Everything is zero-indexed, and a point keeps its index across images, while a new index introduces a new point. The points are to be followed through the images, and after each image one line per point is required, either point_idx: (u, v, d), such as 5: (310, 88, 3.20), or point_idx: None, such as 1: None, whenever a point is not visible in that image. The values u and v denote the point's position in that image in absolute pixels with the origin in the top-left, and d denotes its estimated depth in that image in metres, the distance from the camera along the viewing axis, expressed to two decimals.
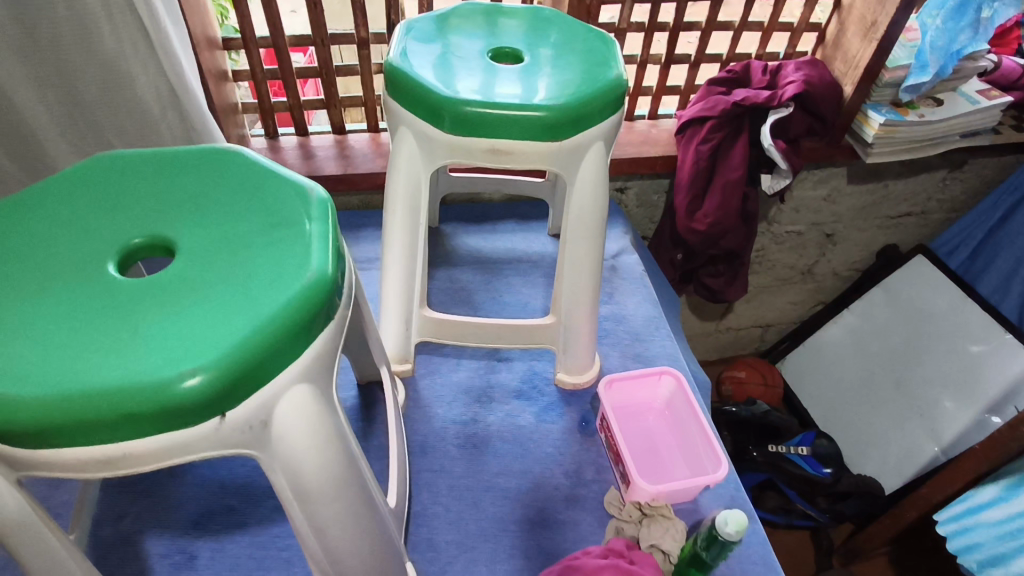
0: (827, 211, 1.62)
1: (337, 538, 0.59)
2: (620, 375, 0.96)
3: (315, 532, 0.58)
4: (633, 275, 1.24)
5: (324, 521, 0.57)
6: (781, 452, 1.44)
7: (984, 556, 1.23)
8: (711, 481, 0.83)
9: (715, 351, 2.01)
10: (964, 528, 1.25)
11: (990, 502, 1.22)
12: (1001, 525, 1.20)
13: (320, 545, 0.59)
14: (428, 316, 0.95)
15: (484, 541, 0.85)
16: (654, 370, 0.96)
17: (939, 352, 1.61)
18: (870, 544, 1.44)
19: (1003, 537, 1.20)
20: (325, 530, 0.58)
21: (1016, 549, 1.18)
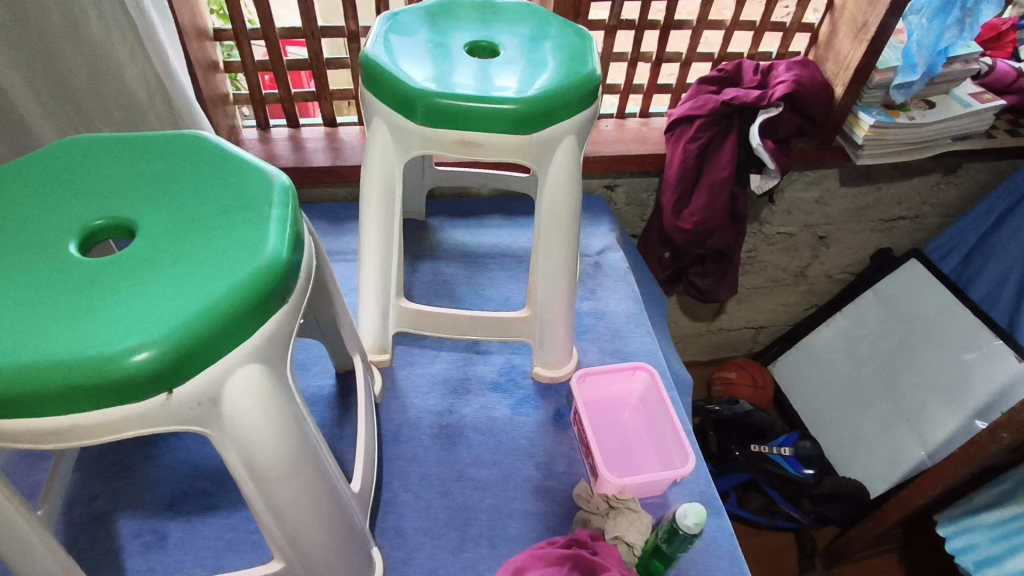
0: (819, 213, 1.62)
1: (294, 516, 0.60)
2: (594, 369, 0.96)
3: (271, 510, 0.59)
4: (617, 272, 1.24)
5: (279, 500, 0.58)
6: (763, 452, 1.44)
7: (977, 558, 1.20)
8: (677, 476, 0.84)
9: (707, 352, 2.01)
10: (962, 530, 1.25)
11: (988, 506, 1.22)
12: (997, 528, 1.19)
13: (277, 523, 0.60)
14: (405, 307, 0.96)
15: (452, 530, 0.86)
16: (628, 365, 0.96)
17: (930, 357, 1.59)
18: (852, 547, 1.44)
19: (997, 538, 1.19)
20: (281, 508, 0.59)
21: (1007, 551, 1.16)
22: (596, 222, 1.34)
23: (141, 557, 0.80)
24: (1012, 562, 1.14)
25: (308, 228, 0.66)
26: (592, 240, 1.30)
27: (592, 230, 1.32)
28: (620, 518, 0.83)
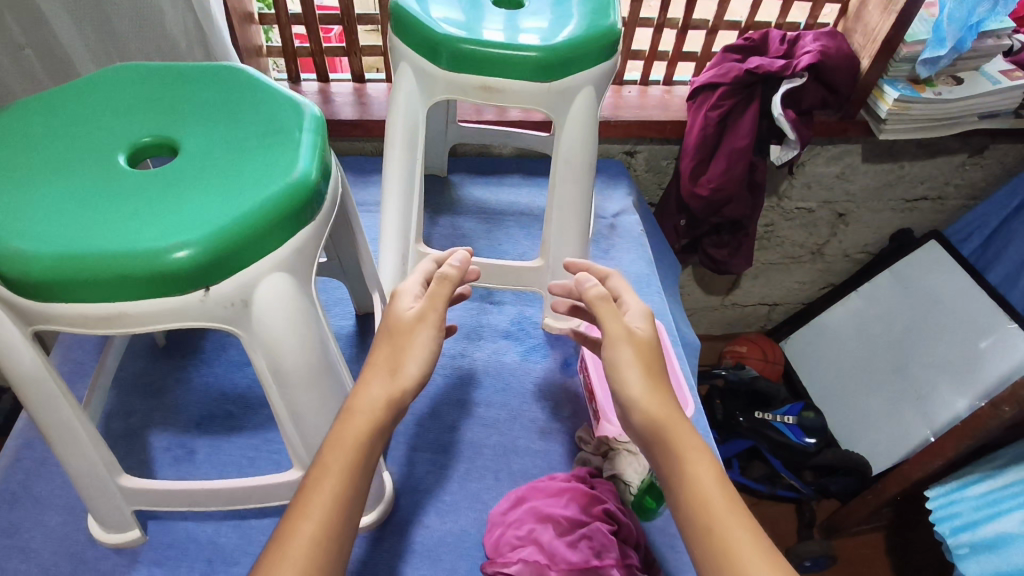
0: (840, 189, 1.61)
1: (313, 424, 0.65)
2: None
3: (293, 414, 0.64)
4: (631, 234, 1.27)
5: (300, 407, 0.63)
6: (766, 419, 1.46)
7: (958, 523, 1.16)
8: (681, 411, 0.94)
9: (719, 327, 2.03)
10: (946, 501, 1.20)
11: (974, 479, 1.18)
12: (985, 497, 1.15)
13: (297, 429, 0.65)
14: (423, 253, 1.01)
15: (459, 462, 0.91)
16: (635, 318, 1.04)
17: (943, 339, 1.60)
18: (851, 518, 1.47)
19: (979, 508, 1.15)
20: (303, 414, 0.64)
21: (990, 518, 1.12)
22: (614, 186, 1.36)
23: (171, 468, 0.87)
24: (991, 528, 1.10)
25: (338, 168, 0.71)
26: (608, 203, 1.32)
27: (609, 193, 1.34)
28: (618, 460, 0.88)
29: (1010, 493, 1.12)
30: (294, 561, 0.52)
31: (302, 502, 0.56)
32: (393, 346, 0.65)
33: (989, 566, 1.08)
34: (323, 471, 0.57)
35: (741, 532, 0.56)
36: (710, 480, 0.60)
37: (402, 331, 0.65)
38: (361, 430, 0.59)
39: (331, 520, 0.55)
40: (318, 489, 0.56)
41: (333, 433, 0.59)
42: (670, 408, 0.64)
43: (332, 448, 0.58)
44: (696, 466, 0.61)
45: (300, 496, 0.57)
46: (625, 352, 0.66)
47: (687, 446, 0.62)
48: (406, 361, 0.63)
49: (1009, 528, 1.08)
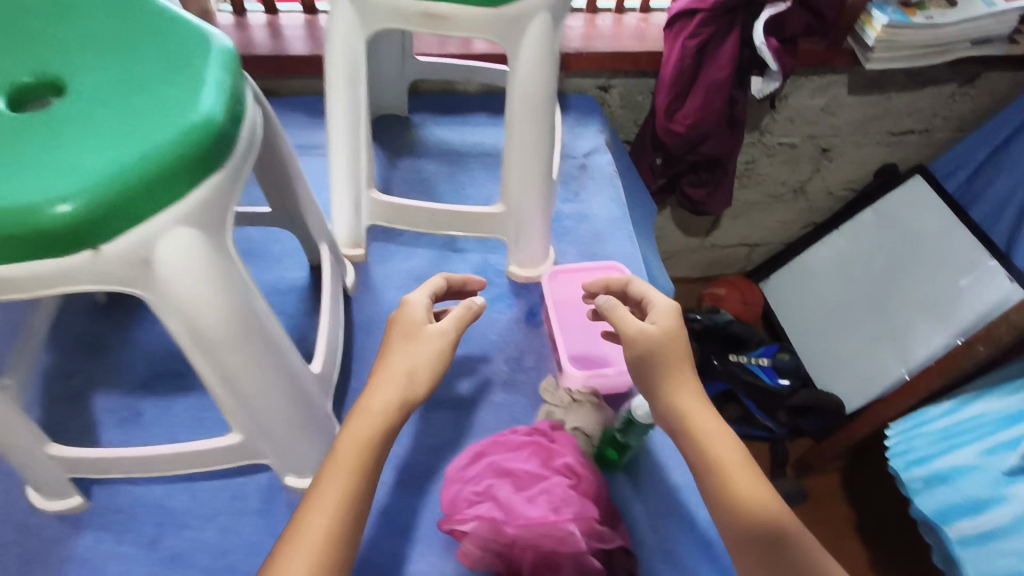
0: (824, 123, 1.54)
1: (245, 384, 0.62)
2: (567, 267, 0.96)
3: (221, 377, 0.60)
4: (603, 175, 1.20)
5: (229, 369, 0.59)
6: (741, 362, 1.44)
7: (916, 459, 1.15)
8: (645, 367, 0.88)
9: (700, 268, 1.99)
10: (907, 435, 1.19)
11: (934, 414, 1.17)
12: (944, 433, 1.13)
13: (229, 390, 0.62)
14: (377, 199, 0.94)
15: (417, 417, 0.88)
16: (603, 264, 0.97)
17: (923, 277, 1.57)
18: (822, 457, 1.49)
19: (938, 440, 1.14)
20: (232, 375, 0.60)
21: (946, 451, 1.11)
22: (586, 123, 1.28)
23: (116, 430, 0.83)
24: (945, 461, 1.10)
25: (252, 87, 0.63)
26: (579, 141, 1.24)
27: (580, 130, 1.26)
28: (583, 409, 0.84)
29: (968, 428, 1.10)
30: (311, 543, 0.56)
31: (317, 492, 0.59)
32: (405, 347, 0.70)
33: (943, 499, 1.07)
34: (337, 462, 0.61)
35: (753, 491, 0.63)
36: (724, 450, 0.66)
37: (418, 337, 0.71)
38: (372, 426, 0.63)
39: (345, 506, 0.59)
40: (332, 479, 0.60)
41: (348, 427, 0.63)
42: (684, 393, 0.69)
43: (346, 442, 0.62)
44: (711, 439, 0.66)
45: (315, 487, 0.60)
46: (649, 351, 0.70)
47: (699, 423, 0.67)
48: (417, 362, 0.68)
49: (964, 460, 1.07)
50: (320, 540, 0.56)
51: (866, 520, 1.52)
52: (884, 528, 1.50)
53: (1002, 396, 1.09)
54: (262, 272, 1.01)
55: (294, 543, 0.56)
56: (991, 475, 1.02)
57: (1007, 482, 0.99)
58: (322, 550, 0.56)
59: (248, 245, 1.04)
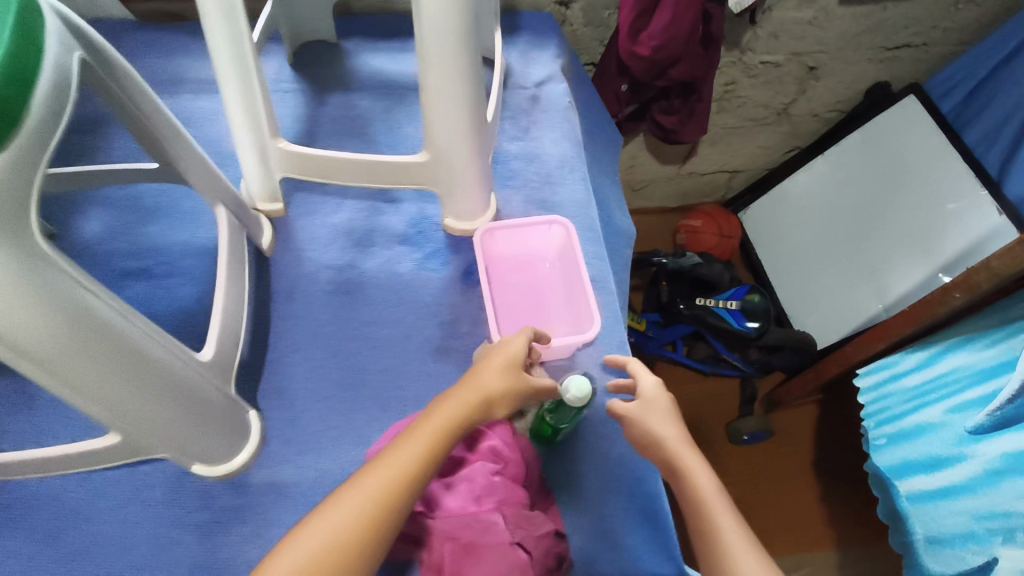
0: (811, 38, 1.38)
1: (102, 391, 0.55)
2: (502, 224, 0.86)
3: (68, 387, 0.53)
4: (556, 107, 1.06)
5: (73, 377, 0.53)
6: (707, 306, 1.36)
7: (886, 414, 1.13)
8: (581, 340, 0.80)
9: (677, 198, 1.88)
10: (880, 392, 1.16)
11: (908, 371, 1.11)
12: (913, 387, 1.09)
13: (87, 399, 0.55)
14: (286, 150, 0.82)
15: (340, 392, 0.81)
16: (541, 220, 0.86)
17: (908, 208, 1.47)
18: (792, 396, 1.43)
19: (908, 398, 1.10)
20: (77, 381, 0.53)
21: (914, 408, 1.08)
22: (540, 46, 1.12)
23: (8, 417, 0.77)
24: (916, 418, 1.07)
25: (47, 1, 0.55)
26: (531, 68, 1.10)
27: (533, 56, 1.11)
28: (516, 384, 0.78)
29: (937, 383, 1.05)
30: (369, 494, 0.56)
31: (389, 452, 0.60)
32: (497, 370, 0.69)
33: (902, 456, 1.08)
34: (422, 428, 0.62)
35: (724, 519, 0.61)
36: (698, 474, 0.65)
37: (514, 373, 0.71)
38: (459, 417, 0.64)
39: (414, 469, 0.59)
40: (409, 441, 0.61)
41: (437, 408, 0.65)
42: (667, 427, 0.69)
43: (434, 419, 0.63)
44: (688, 462, 0.66)
45: (390, 447, 0.61)
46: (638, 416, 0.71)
47: (679, 447, 0.67)
48: (504, 399, 0.69)
49: (929, 417, 1.04)
50: (377, 499, 0.56)
51: (828, 456, 1.51)
52: (844, 463, 1.50)
53: (973, 347, 1.01)
54: (170, 235, 0.89)
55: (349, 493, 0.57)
56: (955, 433, 0.99)
57: (969, 442, 0.97)
58: (377, 505, 0.56)
59: (154, 202, 0.91)
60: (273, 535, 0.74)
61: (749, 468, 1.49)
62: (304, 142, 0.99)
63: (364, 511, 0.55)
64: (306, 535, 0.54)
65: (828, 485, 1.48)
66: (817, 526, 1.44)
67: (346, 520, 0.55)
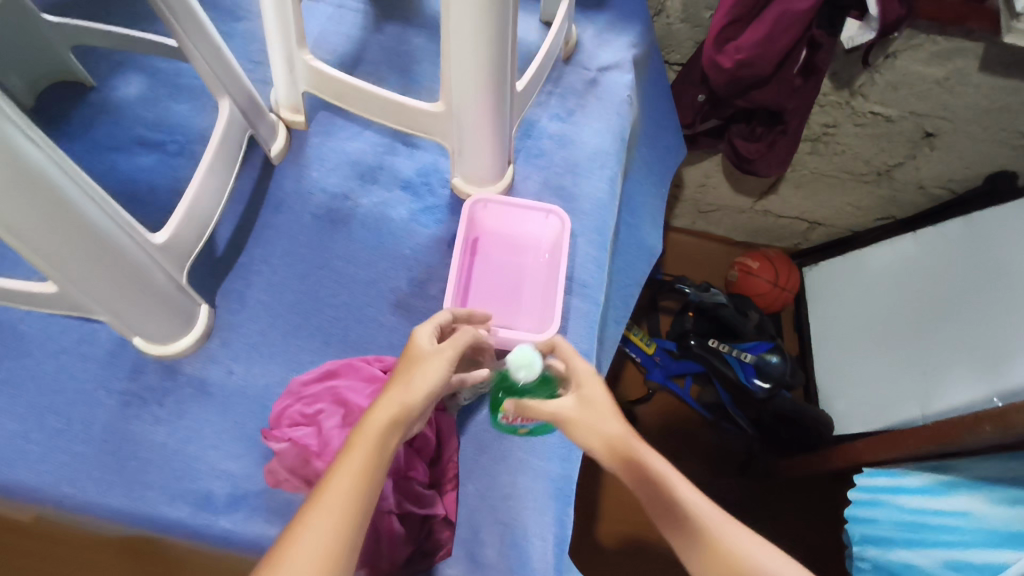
0: (937, 100, 1.21)
1: (39, 240, 0.56)
2: (498, 198, 0.85)
3: (9, 233, 0.54)
4: (611, 97, 0.99)
5: (9, 218, 0.53)
6: (719, 350, 1.27)
7: (874, 535, 0.95)
8: (531, 338, 0.77)
9: (745, 232, 1.75)
10: (872, 502, 0.99)
11: (914, 491, 0.93)
12: (914, 514, 0.91)
13: (21, 245, 0.56)
14: (309, 64, 0.82)
15: (292, 314, 0.83)
16: (539, 206, 0.84)
17: (986, 314, 1.20)
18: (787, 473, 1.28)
19: (903, 525, 0.92)
20: (22, 236, 0.55)
21: (908, 543, 0.90)
22: (620, 30, 1.05)
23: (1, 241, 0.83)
24: (904, 557, 0.90)
25: None
26: (601, 51, 1.03)
27: (608, 39, 1.04)
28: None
29: (944, 521, 0.87)
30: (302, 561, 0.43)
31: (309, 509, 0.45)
32: (407, 378, 0.55)
33: None
34: (342, 468, 0.48)
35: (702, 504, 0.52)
36: (660, 464, 0.52)
37: (419, 359, 0.56)
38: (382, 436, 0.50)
39: (355, 510, 0.46)
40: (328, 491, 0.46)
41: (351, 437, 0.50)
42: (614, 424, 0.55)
43: (354, 455, 0.48)
44: (645, 456, 0.53)
45: (309, 502, 0.46)
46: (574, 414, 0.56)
47: (629, 442, 0.54)
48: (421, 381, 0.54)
49: (924, 563, 0.86)
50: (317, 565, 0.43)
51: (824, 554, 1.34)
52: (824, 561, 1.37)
53: (991, 496, 0.84)
54: (193, 117, 0.93)
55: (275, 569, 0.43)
56: None
57: None
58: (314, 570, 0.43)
59: (189, 83, 0.95)
60: (182, 425, 0.75)
61: None
62: (348, 63, 0.99)
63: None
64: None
65: None
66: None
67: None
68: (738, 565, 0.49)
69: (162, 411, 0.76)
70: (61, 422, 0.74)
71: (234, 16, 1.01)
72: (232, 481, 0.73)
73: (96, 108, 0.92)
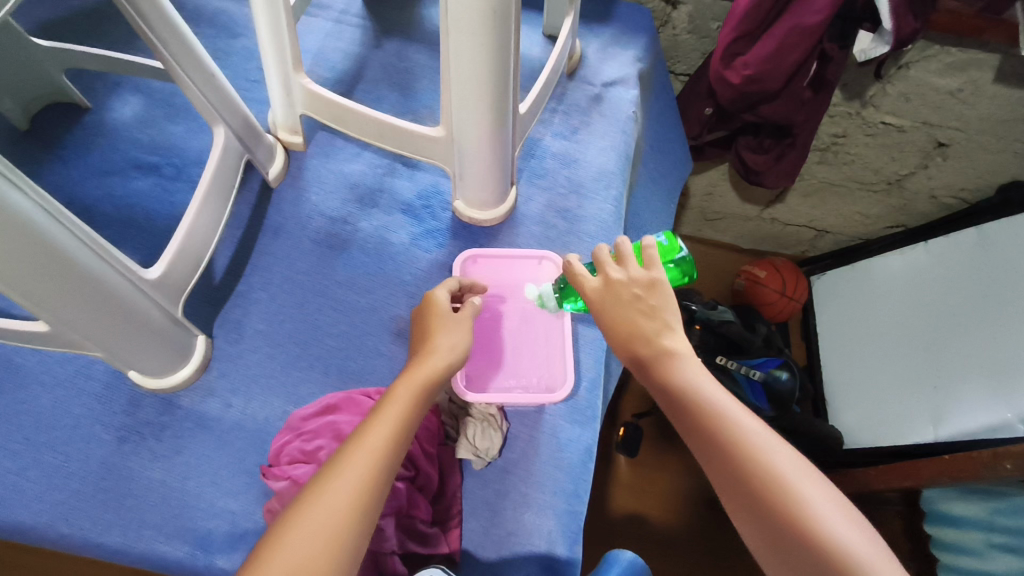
0: (950, 110, 1.17)
1: (30, 287, 0.54)
2: (488, 252, 0.86)
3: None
4: (616, 113, 0.97)
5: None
6: (727, 367, 1.21)
7: None
8: (542, 401, 0.78)
9: (751, 240, 1.73)
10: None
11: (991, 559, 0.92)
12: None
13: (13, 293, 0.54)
14: (306, 87, 0.80)
15: (291, 343, 0.81)
16: (533, 253, 0.85)
17: (996, 323, 1.18)
18: None
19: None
20: (17, 286, 0.53)
21: None
22: (625, 43, 1.03)
23: None
24: None
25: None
26: (605, 66, 1.01)
27: (613, 53, 1.02)
28: (471, 428, 0.76)
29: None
30: (369, 447, 0.49)
31: (370, 423, 0.52)
32: (454, 331, 0.64)
33: None
34: (404, 386, 0.56)
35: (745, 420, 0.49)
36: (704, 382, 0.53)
37: (445, 322, 0.65)
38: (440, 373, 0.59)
39: (397, 436, 0.52)
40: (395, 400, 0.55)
41: (409, 373, 0.58)
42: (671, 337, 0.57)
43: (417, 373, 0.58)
44: (669, 364, 0.55)
45: (378, 407, 0.54)
46: (601, 306, 0.60)
47: (659, 345, 0.56)
48: (449, 339, 0.63)
49: None
50: (389, 444, 0.51)
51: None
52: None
53: None
54: (190, 139, 0.91)
55: (348, 456, 0.49)
56: None
57: None
58: (382, 456, 0.50)
59: (186, 104, 0.93)
60: (180, 461, 0.74)
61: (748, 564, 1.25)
62: (346, 80, 0.97)
63: (373, 462, 0.49)
64: (316, 497, 0.46)
65: None
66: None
67: (356, 475, 0.47)
68: (756, 476, 0.46)
69: (159, 446, 0.74)
70: (57, 459, 0.73)
71: (230, 33, 1.00)
72: (231, 519, 0.71)
73: (91, 131, 0.90)
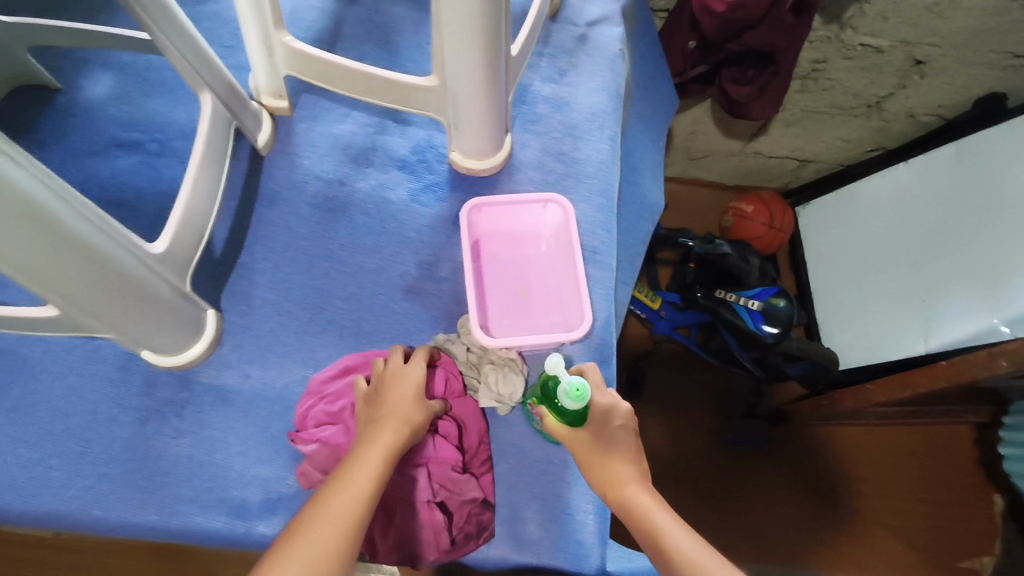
0: (927, 26, 1.16)
1: (50, 272, 0.54)
2: (491, 200, 0.82)
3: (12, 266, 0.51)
4: (603, 52, 0.96)
5: (18, 256, 0.51)
6: (726, 299, 1.22)
7: None
8: (562, 340, 0.76)
9: (735, 176, 1.74)
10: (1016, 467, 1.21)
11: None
12: None
13: (34, 281, 0.54)
14: (288, 46, 0.77)
15: (301, 310, 0.80)
16: (537, 197, 0.82)
17: (977, 239, 1.21)
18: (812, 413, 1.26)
19: None
20: (35, 271, 0.53)
21: None
22: None
23: None
24: None
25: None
26: (588, 4, 0.99)
27: None
28: (494, 374, 0.76)
29: None
30: (345, 503, 0.53)
31: (342, 475, 0.56)
32: (405, 392, 0.65)
33: None
34: (372, 444, 0.59)
35: (692, 548, 0.56)
36: (649, 504, 0.61)
37: (399, 384, 0.66)
38: (405, 434, 0.62)
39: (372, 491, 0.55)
40: (364, 458, 0.57)
41: (373, 433, 0.61)
42: (625, 461, 0.65)
43: (383, 438, 0.60)
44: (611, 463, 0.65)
45: (345, 464, 0.57)
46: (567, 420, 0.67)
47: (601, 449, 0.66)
48: (402, 399, 0.65)
49: None
50: (360, 498, 0.54)
51: (925, 487, 1.34)
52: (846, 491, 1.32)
53: None
54: (170, 112, 0.88)
55: (325, 502, 0.53)
56: None
57: None
58: (359, 505, 0.53)
59: (161, 76, 0.89)
60: (205, 435, 0.74)
61: (757, 484, 1.32)
62: (325, 40, 0.94)
63: (352, 505, 0.53)
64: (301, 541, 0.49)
65: (821, 511, 1.31)
66: (863, 555, 1.28)
67: (334, 526, 0.51)
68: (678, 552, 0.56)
69: (182, 422, 0.74)
70: (79, 445, 0.72)
71: None
72: (264, 486, 0.72)
73: (67, 112, 0.86)
